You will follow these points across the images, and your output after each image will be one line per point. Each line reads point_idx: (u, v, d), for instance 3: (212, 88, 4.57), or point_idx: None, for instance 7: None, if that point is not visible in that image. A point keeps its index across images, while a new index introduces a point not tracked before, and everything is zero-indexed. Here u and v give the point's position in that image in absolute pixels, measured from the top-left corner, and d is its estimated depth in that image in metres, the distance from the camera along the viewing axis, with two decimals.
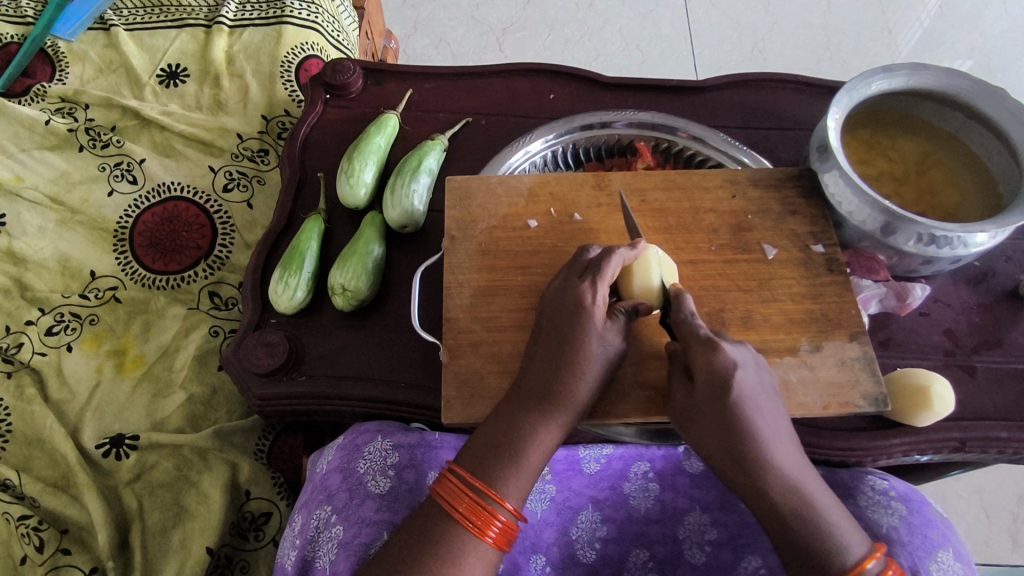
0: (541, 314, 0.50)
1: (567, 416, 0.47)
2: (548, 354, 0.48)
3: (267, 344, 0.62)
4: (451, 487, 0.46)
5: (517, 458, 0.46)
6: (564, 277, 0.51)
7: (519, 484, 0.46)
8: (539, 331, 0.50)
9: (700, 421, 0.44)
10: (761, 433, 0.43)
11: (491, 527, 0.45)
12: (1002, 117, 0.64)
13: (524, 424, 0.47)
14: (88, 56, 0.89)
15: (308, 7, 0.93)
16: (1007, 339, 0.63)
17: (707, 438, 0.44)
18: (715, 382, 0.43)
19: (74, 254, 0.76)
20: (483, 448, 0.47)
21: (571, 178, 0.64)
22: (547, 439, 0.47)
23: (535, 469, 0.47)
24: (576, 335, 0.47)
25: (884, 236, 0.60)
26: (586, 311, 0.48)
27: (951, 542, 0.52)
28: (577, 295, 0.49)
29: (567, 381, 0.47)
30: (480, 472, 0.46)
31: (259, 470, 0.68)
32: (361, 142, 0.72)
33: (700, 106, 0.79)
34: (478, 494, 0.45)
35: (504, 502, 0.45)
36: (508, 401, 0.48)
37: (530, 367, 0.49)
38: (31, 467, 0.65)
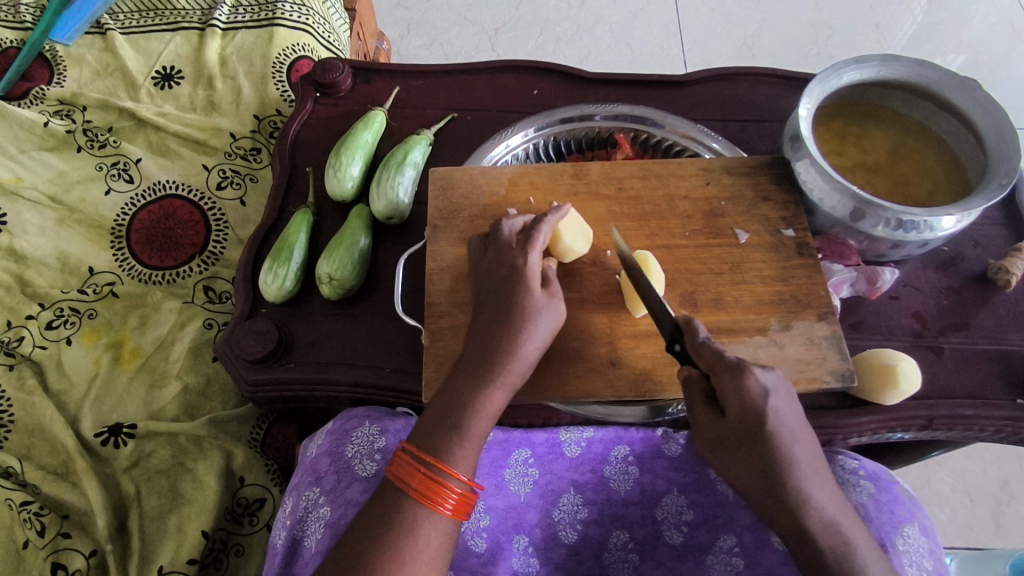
0: (480, 285, 0.54)
1: (508, 380, 0.49)
2: (488, 322, 0.51)
3: (257, 333, 0.64)
4: (403, 465, 0.48)
5: (461, 427, 0.48)
6: (497, 248, 0.54)
7: (466, 452, 0.48)
8: (478, 301, 0.53)
9: (737, 454, 0.45)
10: (796, 462, 0.45)
11: (447, 500, 0.47)
12: (969, 107, 0.66)
13: (466, 393, 0.49)
14: (85, 59, 0.91)
15: (299, 9, 0.95)
16: (973, 321, 0.65)
17: (743, 470, 0.46)
18: (750, 413, 0.44)
19: (73, 251, 0.78)
20: (430, 422, 0.49)
21: (550, 169, 0.66)
22: (490, 405, 0.49)
23: (480, 437, 0.49)
24: (512, 299, 0.51)
25: (854, 221, 0.62)
26: (521, 276, 0.52)
27: (917, 516, 0.55)
28: (512, 262, 0.52)
29: (505, 344, 0.49)
30: (429, 445, 0.48)
31: (253, 457, 0.71)
32: (349, 138, 0.74)
33: (682, 99, 0.81)
34: (429, 469, 0.47)
35: (456, 474, 0.47)
36: (452, 372, 0.51)
37: (473, 336, 0.52)
38: (32, 455, 0.67)
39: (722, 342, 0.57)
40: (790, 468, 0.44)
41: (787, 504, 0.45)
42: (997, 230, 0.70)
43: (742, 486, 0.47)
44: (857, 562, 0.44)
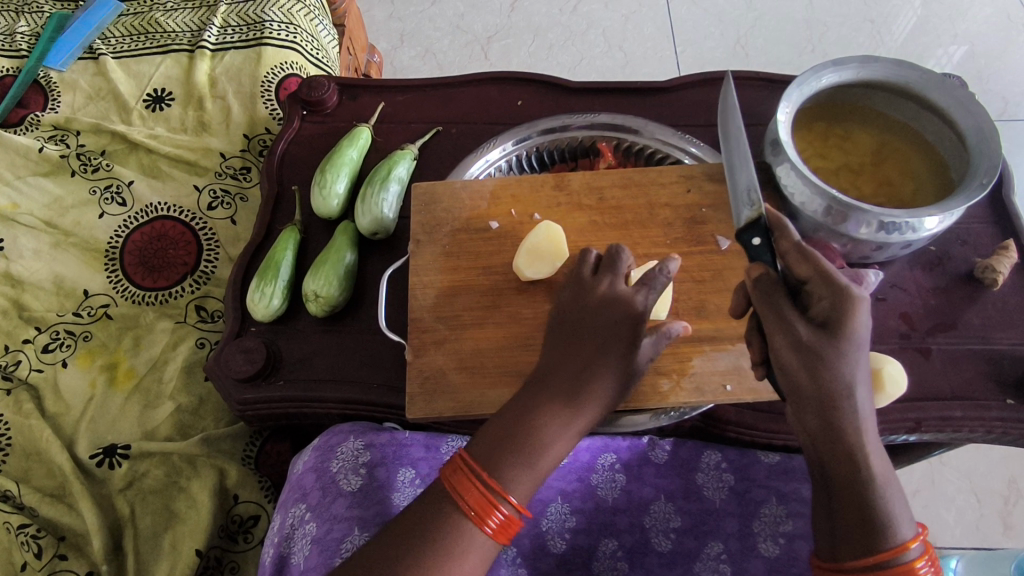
0: (575, 316, 0.52)
1: (588, 425, 0.49)
2: (587, 359, 0.49)
3: (245, 351, 0.65)
4: (461, 477, 0.46)
5: (532, 459, 0.47)
6: (612, 282, 0.53)
7: (529, 486, 0.47)
8: (574, 333, 0.51)
9: (817, 356, 0.42)
10: (863, 379, 0.43)
11: (492, 519, 0.46)
12: (950, 105, 0.66)
13: (548, 422, 0.47)
14: (79, 84, 0.93)
15: (287, 28, 0.96)
16: (961, 321, 0.64)
17: (816, 371, 0.43)
18: (849, 324, 0.42)
19: (68, 274, 0.80)
20: (494, 441, 0.47)
21: (532, 180, 0.66)
22: (564, 440, 0.48)
23: (547, 471, 0.48)
24: (619, 344, 0.50)
25: (836, 224, 0.62)
26: (639, 316, 0.50)
27: None
28: (631, 300, 0.51)
29: (599, 391, 0.49)
30: (492, 463, 0.47)
31: (246, 474, 0.71)
32: (335, 155, 0.75)
33: (666, 105, 0.81)
34: (485, 486, 0.45)
35: (508, 496, 0.46)
36: (536, 399, 0.49)
37: (565, 369, 0.50)
38: (30, 478, 0.68)
39: (705, 350, 0.57)
40: (857, 381, 0.42)
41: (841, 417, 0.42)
42: (983, 228, 0.70)
43: (799, 390, 0.43)
44: (888, 498, 0.41)
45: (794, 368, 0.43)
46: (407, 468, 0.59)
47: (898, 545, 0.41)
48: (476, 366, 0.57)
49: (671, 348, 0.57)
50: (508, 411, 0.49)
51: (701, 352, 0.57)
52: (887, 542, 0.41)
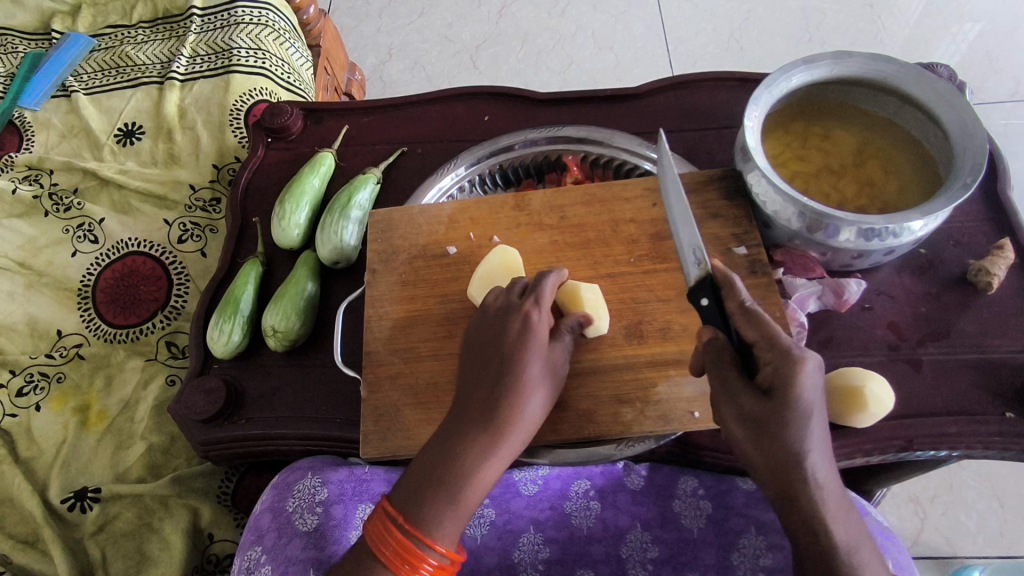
0: (478, 338, 0.50)
1: (514, 447, 0.46)
2: (491, 379, 0.47)
3: (206, 390, 0.64)
4: (378, 530, 0.44)
5: (456, 498, 0.43)
6: (506, 300, 0.51)
7: (455, 524, 0.43)
8: (478, 356, 0.49)
9: (767, 430, 0.40)
10: (821, 444, 0.40)
11: (423, 569, 0.43)
12: (930, 98, 0.62)
13: (466, 456, 0.44)
14: (52, 123, 0.93)
15: (255, 54, 0.95)
16: (955, 328, 0.60)
17: (762, 440, 0.41)
18: (796, 395, 0.39)
19: (41, 315, 0.79)
20: (416, 482, 0.44)
21: (491, 202, 0.64)
22: (489, 474, 0.45)
23: (471, 508, 0.44)
24: (522, 359, 0.47)
25: (812, 233, 0.58)
26: (533, 330, 0.49)
27: (892, 553, 0.50)
28: (523, 316, 0.49)
29: (512, 408, 0.46)
30: (409, 510, 0.44)
31: (221, 513, 0.70)
32: (296, 183, 0.73)
33: (637, 113, 0.78)
34: (406, 535, 0.43)
35: (434, 544, 0.43)
36: (450, 430, 0.46)
37: (471, 392, 0.47)
38: (4, 525, 0.68)
39: (671, 375, 0.54)
40: (813, 450, 0.40)
41: (802, 489, 0.40)
42: (978, 226, 0.66)
43: (751, 460, 0.42)
44: (856, 566, 0.39)
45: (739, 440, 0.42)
46: (366, 503, 0.57)
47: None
48: (434, 400, 0.55)
49: (635, 374, 0.54)
50: (426, 449, 0.46)
51: (668, 377, 0.54)
52: None
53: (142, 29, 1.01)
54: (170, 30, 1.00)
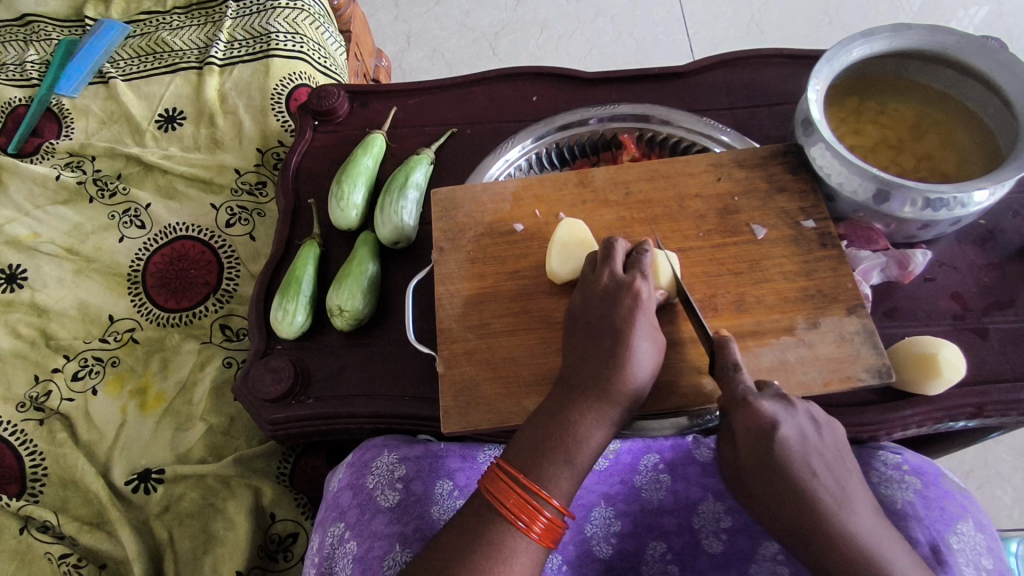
0: (586, 312, 0.52)
1: (624, 416, 0.49)
2: (604, 350, 0.49)
3: (273, 370, 0.64)
4: (498, 482, 0.47)
5: (571, 457, 0.47)
6: (611, 276, 0.53)
7: (570, 482, 0.47)
8: (587, 329, 0.51)
9: (753, 482, 0.43)
10: (820, 476, 0.42)
11: (537, 522, 0.46)
12: (992, 70, 0.62)
13: (582, 422, 0.48)
14: (91, 109, 0.93)
15: (293, 38, 0.95)
16: (1019, 298, 0.61)
17: (766, 487, 0.42)
18: (767, 439, 0.42)
19: (92, 300, 0.79)
20: (528, 444, 0.48)
21: (554, 179, 0.64)
22: (598, 438, 0.48)
23: (584, 469, 0.48)
24: (633, 334, 0.49)
25: (878, 204, 0.58)
26: (642, 305, 0.50)
27: (970, 510, 0.52)
28: (634, 291, 0.51)
29: (626, 378, 0.48)
30: (527, 466, 0.47)
31: (281, 493, 0.70)
32: (350, 164, 0.73)
33: (686, 91, 0.78)
34: (523, 490, 0.46)
35: (551, 499, 0.46)
36: (562, 399, 0.49)
37: (583, 363, 0.50)
38: (68, 507, 0.68)
39: (747, 346, 0.55)
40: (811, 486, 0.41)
41: (815, 531, 0.41)
42: None
43: (766, 514, 0.43)
44: None
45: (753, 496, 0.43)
46: (444, 479, 0.57)
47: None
48: (511, 375, 0.56)
49: None
50: (536, 418, 0.50)
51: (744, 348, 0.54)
52: None
53: (176, 16, 1.00)
54: (205, 16, 1.00)
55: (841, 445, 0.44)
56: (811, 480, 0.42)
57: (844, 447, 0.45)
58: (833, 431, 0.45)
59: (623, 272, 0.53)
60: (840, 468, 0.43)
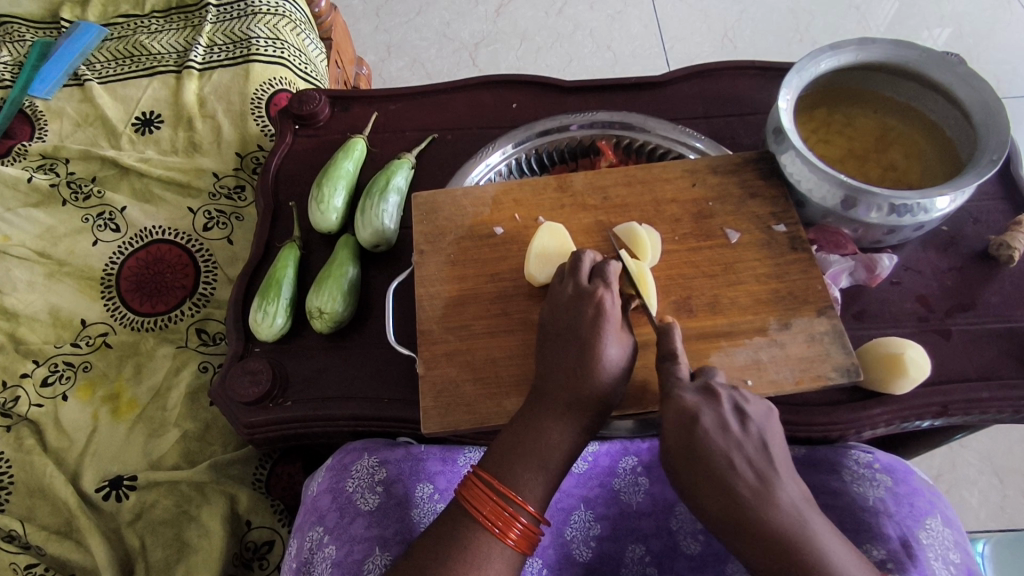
0: (553, 321, 0.53)
1: (593, 424, 0.50)
2: (572, 358, 0.50)
3: (250, 372, 0.63)
4: (473, 488, 0.48)
5: (546, 463, 0.48)
6: (575, 286, 0.53)
7: (544, 488, 0.48)
8: (556, 338, 0.52)
9: (681, 477, 0.43)
10: (739, 468, 0.42)
11: (512, 530, 0.46)
12: (951, 81, 0.65)
13: (552, 430, 0.49)
14: (65, 112, 0.91)
15: (274, 44, 0.95)
16: (980, 301, 0.63)
17: (687, 474, 0.43)
18: (687, 429, 0.43)
19: (64, 304, 0.78)
20: (502, 451, 0.49)
21: (534, 184, 0.65)
22: (568, 447, 0.49)
23: (556, 475, 0.49)
24: (599, 342, 0.50)
25: (846, 210, 0.61)
26: (607, 314, 0.51)
27: (939, 507, 0.53)
28: (597, 301, 0.51)
29: (596, 387, 0.49)
30: (502, 474, 0.48)
31: (258, 500, 0.69)
32: (330, 168, 0.73)
33: (663, 100, 0.80)
34: (499, 497, 0.47)
35: (526, 505, 0.47)
36: (535, 408, 0.50)
37: (555, 370, 0.51)
38: (35, 516, 0.66)
39: (722, 347, 0.56)
40: (729, 476, 0.41)
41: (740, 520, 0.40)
42: (995, 204, 0.69)
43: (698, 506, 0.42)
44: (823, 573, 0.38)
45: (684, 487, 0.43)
46: (425, 482, 0.57)
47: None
48: (491, 376, 0.56)
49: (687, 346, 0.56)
50: (515, 421, 0.51)
51: (719, 349, 0.56)
52: None
53: (155, 19, 1.00)
54: (184, 20, 0.99)
55: (772, 439, 0.43)
56: (730, 470, 0.41)
57: (775, 438, 0.44)
58: (764, 419, 0.44)
59: (586, 282, 0.53)
60: (769, 459, 0.42)
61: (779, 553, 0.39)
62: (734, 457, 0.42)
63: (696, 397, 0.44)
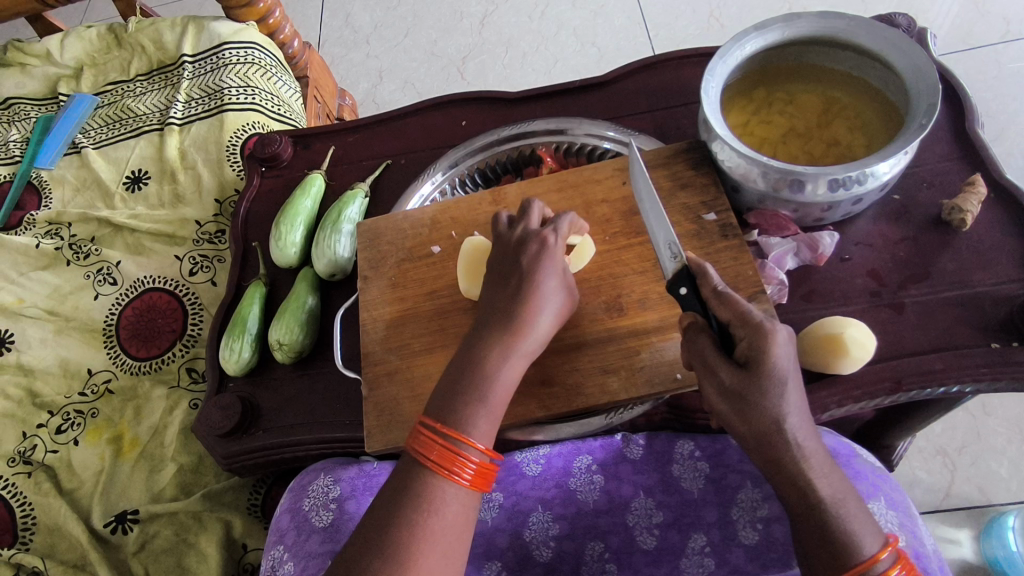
0: (500, 257, 0.55)
1: (529, 358, 0.51)
2: (511, 290, 0.52)
3: (222, 407, 0.68)
4: (421, 437, 0.47)
5: (484, 399, 0.48)
6: (524, 228, 0.55)
7: (487, 423, 0.48)
8: (501, 272, 0.54)
9: (737, 401, 0.43)
10: (794, 407, 0.43)
11: (466, 470, 0.46)
12: (884, 47, 0.63)
13: (490, 363, 0.49)
14: (66, 178, 1.00)
15: (244, 92, 1.00)
16: (935, 268, 0.61)
17: (745, 413, 0.43)
18: (770, 363, 0.42)
19: (72, 356, 0.85)
20: (444, 395, 0.49)
21: (469, 200, 0.67)
22: (508, 380, 0.49)
23: (498, 413, 0.49)
24: (541, 271, 0.52)
25: (777, 192, 0.60)
26: (549, 250, 0.53)
27: (882, 490, 0.52)
28: (541, 239, 0.53)
29: (531, 314, 0.51)
30: (448, 416, 0.47)
31: (252, 523, 0.73)
32: (290, 206, 0.77)
33: (607, 99, 0.80)
34: (447, 439, 0.46)
35: (475, 443, 0.46)
36: (473, 343, 0.51)
37: (496, 302, 0.52)
38: (54, 552, 0.73)
39: (652, 342, 0.56)
40: (786, 413, 0.43)
41: (780, 451, 0.43)
42: (950, 166, 0.66)
43: (737, 429, 0.45)
44: (844, 515, 0.43)
45: (725, 413, 0.44)
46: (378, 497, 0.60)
47: (863, 561, 0.41)
48: (429, 392, 0.58)
49: (618, 345, 0.57)
50: (461, 351, 0.51)
51: (649, 345, 0.56)
52: (856, 556, 0.42)
53: (140, 82, 1.07)
54: (165, 80, 1.06)
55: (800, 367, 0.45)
56: (796, 403, 0.43)
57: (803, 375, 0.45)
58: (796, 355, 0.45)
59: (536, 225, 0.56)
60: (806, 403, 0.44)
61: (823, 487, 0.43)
62: (798, 394, 0.43)
63: (786, 332, 0.44)
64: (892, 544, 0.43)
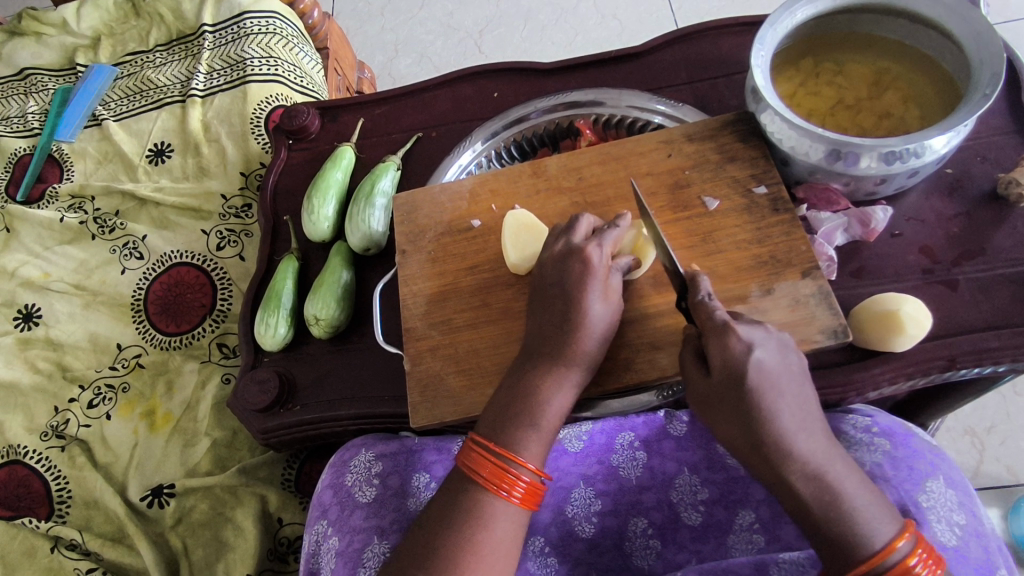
0: (541, 279, 0.53)
1: (583, 379, 0.51)
2: (558, 314, 0.51)
3: (260, 382, 0.67)
4: (474, 454, 0.48)
5: (536, 422, 0.49)
6: (567, 243, 0.53)
7: (539, 445, 0.48)
8: (542, 296, 0.52)
9: (721, 406, 0.45)
10: (783, 407, 0.43)
11: (517, 487, 0.47)
12: (942, 14, 0.60)
13: (528, 383, 0.50)
14: (87, 151, 0.98)
15: (267, 62, 0.98)
16: (990, 245, 0.59)
17: (734, 416, 0.44)
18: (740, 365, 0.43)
19: (101, 331, 0.85)
20: (490, 417, 0.50)
21: (509, 172, 0.65)
22: (561, 400, 0.50)
23: (552, 431, 0.49)
24: (584, 295, 0.50)
25: (831, 163, 0.58)
26: (594, 269, 0.51)
27: (940, 469, 0.51)
28: (585, 256, 0.51)
29: (577, 340, 0.50)
30: (499, 437, 0.48)
31: (288, 497, 0.73)
32: (320, 179, 0.76)
33: (645, 70, 0.78)
34: (498, 456, 0.47)
35: (526, 463, 0.47)
36: (523, 366, 0.51)
37: (541, 328, 0.51)
38: (91, 525, 0.73)
39: None
40: (772, 414, 0.43)
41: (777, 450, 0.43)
42: (1006, 139, 0.64)
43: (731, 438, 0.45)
44: (848, 511, 0.41)
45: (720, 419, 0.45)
46: (421, 472, 0.59)
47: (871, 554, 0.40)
48: (474, 368, 0.57)
49: (668, 320, 0.56)
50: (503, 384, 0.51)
51: None
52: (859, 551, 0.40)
53: (159, 53, 1.05)
54: (184, 49, 1.04)
55: (793, 366, 0.45)
56: (779, 405, 0.43)
57: (801, 373, 0.45)
58: (783, 352, 0.45)
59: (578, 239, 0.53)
60: (806, 406, 0.44)
61: (809, 488, 0.42)
62: (783, 395, 0.43)
63: (750, 333, 0.45)
64: (908, 533, 0.41)
